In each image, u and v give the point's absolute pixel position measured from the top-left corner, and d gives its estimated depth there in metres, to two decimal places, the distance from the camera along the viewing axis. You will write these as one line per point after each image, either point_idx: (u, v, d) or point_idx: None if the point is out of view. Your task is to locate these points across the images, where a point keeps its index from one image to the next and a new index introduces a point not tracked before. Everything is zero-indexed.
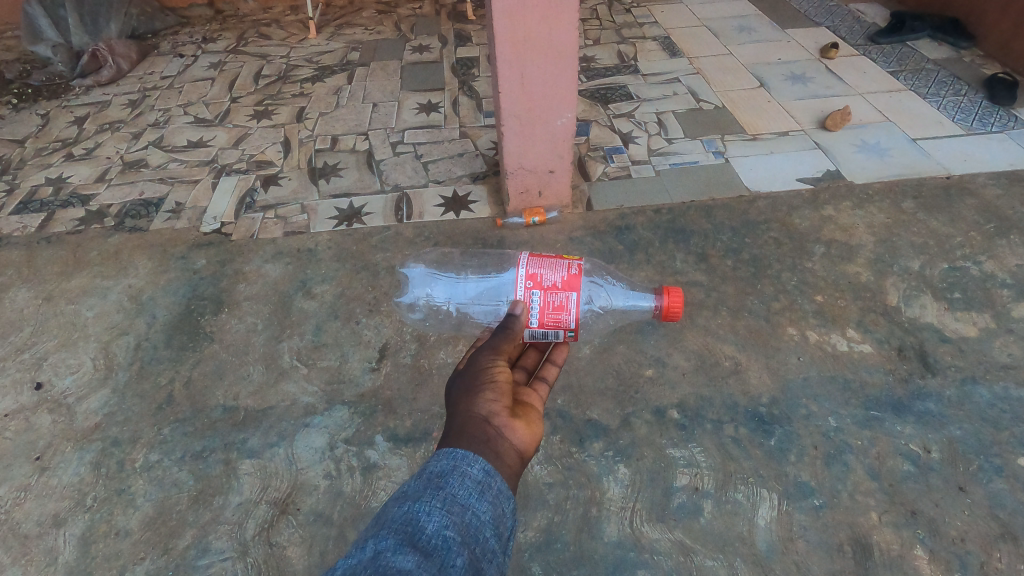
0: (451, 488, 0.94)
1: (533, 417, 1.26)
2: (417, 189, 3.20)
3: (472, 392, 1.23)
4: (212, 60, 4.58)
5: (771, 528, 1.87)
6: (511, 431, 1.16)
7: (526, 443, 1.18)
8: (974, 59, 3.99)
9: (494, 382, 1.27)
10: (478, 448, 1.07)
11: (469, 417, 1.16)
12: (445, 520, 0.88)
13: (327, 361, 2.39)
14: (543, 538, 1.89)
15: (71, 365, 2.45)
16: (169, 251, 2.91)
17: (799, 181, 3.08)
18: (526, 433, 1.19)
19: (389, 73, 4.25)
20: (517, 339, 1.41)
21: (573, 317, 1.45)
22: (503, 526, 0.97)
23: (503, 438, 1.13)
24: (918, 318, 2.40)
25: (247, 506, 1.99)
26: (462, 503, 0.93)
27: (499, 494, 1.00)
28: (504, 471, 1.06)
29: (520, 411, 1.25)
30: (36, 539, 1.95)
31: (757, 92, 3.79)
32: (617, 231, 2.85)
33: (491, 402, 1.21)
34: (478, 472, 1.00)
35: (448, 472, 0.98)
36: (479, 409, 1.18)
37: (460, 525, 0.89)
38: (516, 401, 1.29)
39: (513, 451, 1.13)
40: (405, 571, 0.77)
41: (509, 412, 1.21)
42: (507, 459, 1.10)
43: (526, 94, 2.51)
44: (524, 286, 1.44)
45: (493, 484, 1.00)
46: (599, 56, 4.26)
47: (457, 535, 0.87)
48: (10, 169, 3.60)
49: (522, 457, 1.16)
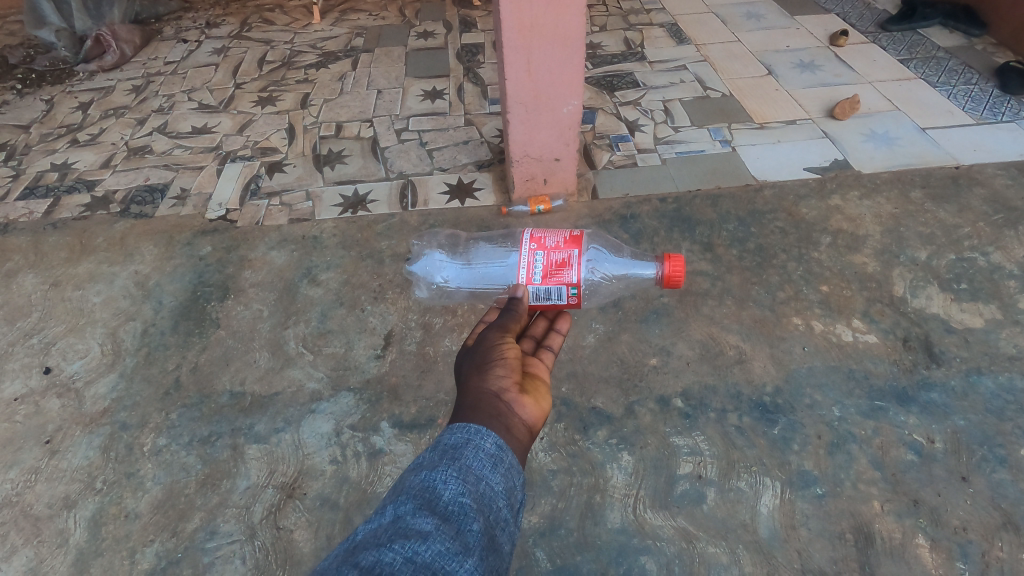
0: (466, 460, 0.95)
1: (543, 392, 1.28)
2: (422, 176, 3.19)
3: (483, 369, 1.24)
4: (216, 45, 4.55)
5: (774, 516, 1.88)
6: (521, 407, 1.17)
7: (535, 417, 1.20)
8: (986, 48, 3.94)
9: (504, 359, 1.29)
10: (490, 421, 1.08)
11: (481, 392, 1.17)
12: (460, 488, 0.90)
13: (333, 348, 2.40)
14: (547, 524, 1.90)
15: (79, 350, 2.47)
16: (175, 237, 2.92)
17: (807, 170, 3.06)
18: (536, 407, 1.21)
19: (394, 59, 4.22)
20: (522, 318, 1.49)
21: (576, 273, 1.51)
22: (515, 497, 0.97)
23: (513, 413, 1.15)
24: (924, 309, 2.40)
25: (255, 490, 2.02)
26: (476, 474, 0.94)
27: (511, 467, 1.01)
28: (516, 444, 1.08)
29: (529, 386, 1.26)
30: (47, 521, 1.98)
31: (765, 80, 3.75)
32: (623, 220, 2.85)
33: (502, 378, 1.22)
34: (491, 446, 1.01)
35: (462, 445, 0.98)
36: (490, 384, 1.20)
37: (475, 494, 0.91)
38: (525, 376, 1.31)
39: (523, 426, 1.14)
40: (424, 533, 0.80)
41: (519, 387, 1.22)
42: (518, 433, 1.11)
43: (532, 81, 2.48)
44: (528, 247, 1.53)
45: (506, 457, 1.01)
46: (605, 43, 4.21)
47: (473, 503, 0.89)
48: (16, 155, 3.60)
49: (532, 432, 1.18)
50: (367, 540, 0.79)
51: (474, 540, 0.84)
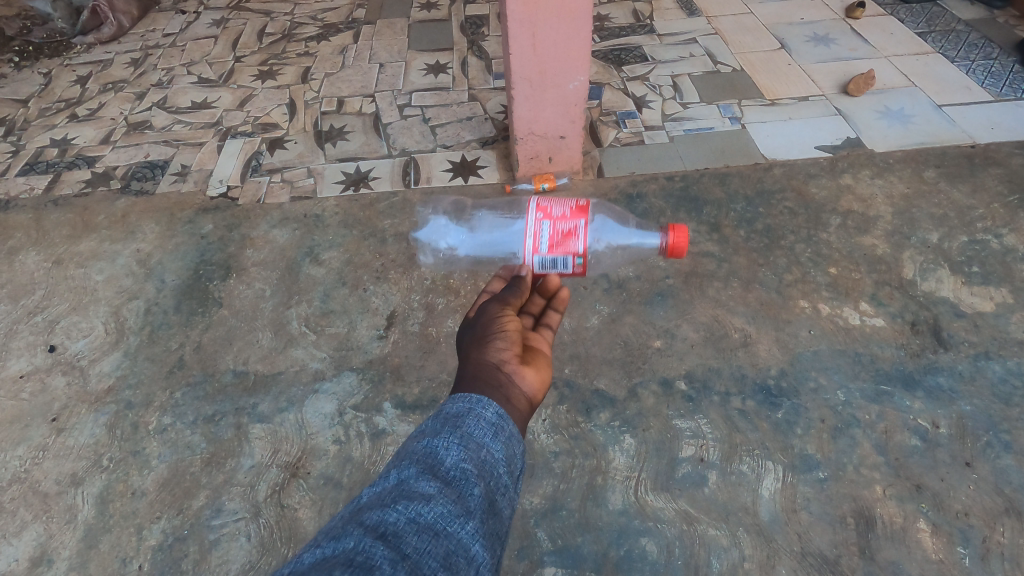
0: (467, 427, 0.94)
1: (543, 364, 1.26)
2: (426, 153, 3.14)
3: (483, 341, 1.23)
4: (214, 17, 4.44)
5: (775, 499, 1.88)
6: (521, 378, 1.16)
7: (536, 389, 1.19)
8: (1008, 21, 3.80)
9: (504, 332, 1.26)
10: (491, 392, 1.07)
11: (480, 364, 1.16)
12: (462, 454, 0.89)
13: (335, 328, 2.40)
14: (549, 505, 1.91)
15: (83, 329, 2.47)
16: (176, 215, 2.90)
17: (818, 148, 2.98)
18: (536, 379, 1.19)
19: (397, 31, 4.12)
20: (524, 293, 1.45)
21: (582, 244, 1.44)
22: (516, 465, 0.96)
23: (514, 384, 1.14)
24: (934, 292, 2.36)
25: (259, 468, 2.03)
26: (478, 441, 0.92)
27: (512, 436, 0.99)
28: (515, 414, 1.07)
29: (530, 358, 1.24)
30: (56, 497, 2.01)
31: (778, 55, 3.64)
32: (628, 199, 2.80)
33: (502, 350, 1.21)
34: (492, 415, 0.99)
35: (464, 413, 0.97)
36: (490, 357, 1.19)
37: (477, 460, 0.89)
38: (525, 348, 1.28)
39: (523, 398, 1.14)
40: (427, 495, 0.81)
41: (520, 359, 1.21)
42: (518, 404, 1.10)
43: (538, 56, 2.41)
44: (535, 216, 1.45)
45: (507, 427, 0.99)
46: (613, 14, 4.09)
47: (475, 468, 0.88)
48: (15, 131, 3.56)
49: (532, 404, 1.17)
50: (371, 502, 0.80)
51: (475, 504, 0.83)
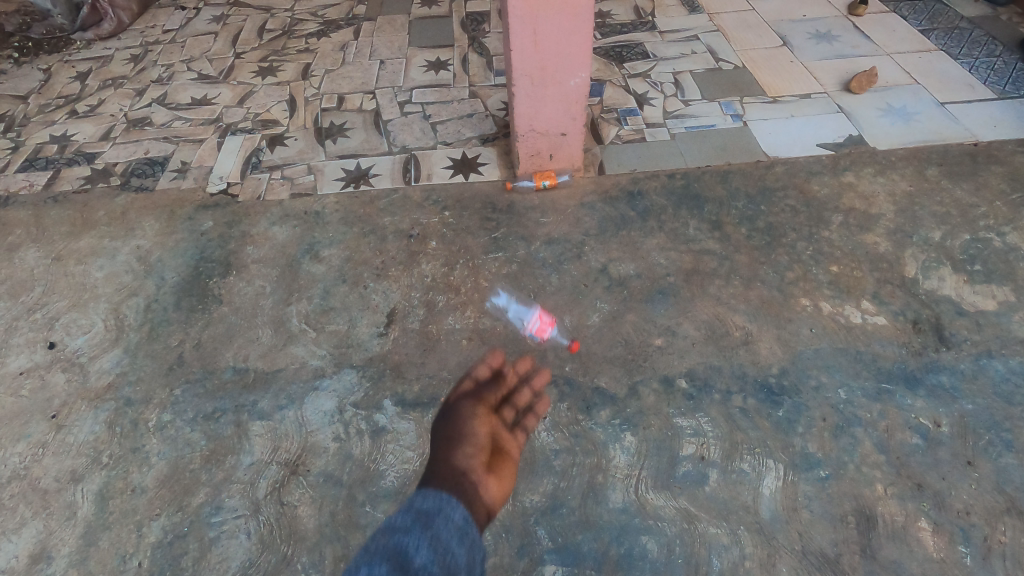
0: (435, 528, 1.15)
1: (506, 477, 1.51)
2: (426, 150, 3.13)
3: (453, 445, 1.51)
4: (214, 13, 4.43)
5: (776, 497, 1.88)
6: (484, 488, 1.40)
7: (496, 496, 1.43)
8: (1012, 18, 3.78)
9: (474, 439, 1.55)
10: (455, 496, 1.29)
11: (449, 472, 1.39)
12: (429, 556, 1.08)
13: (335, 325, 2.39)
14: (549, 503, 1.91)
15: (83, 326, 2.47)
16: (176, 212, 2.89)
17: (820, 146, 2.97)
18: (496, 488, 1.44)
19: (397, 27, 4.10)
20: (498, 392, 1.78)
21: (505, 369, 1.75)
22: (475, 566, 1.15)
23: (478, 493, 1.36)
24: (936, 291, 2.35)
25: (259, 466, 2.03)
26: (443, 542, 1.13)
27: (473, 539, 1.20)
28: (476, 516, 1.28)
29: (494, 472, 1.49)
30: (56, 494, 2.01)
31: (780, 52, 3.62)
32: (629, 197, 2.79)
33: (468, 457, 1.47)
34: (458, 519, 1.21)
35: (431, 512, 1.19)
36: (459, 463, 1.45)
37: (442, 562, 1.08)
38: (493, 455, 1.56)
39: (485, 505, 1.37)
40: None
41: (484, 468, 1.46)
42: (479, 508, 1.33)
43: (539, 53, 2.40)
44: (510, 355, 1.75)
45: (469, 531, 1.20)
46: (615, 11, 4.07)
47: (438, 567, 1.07)
48: (14, 127, 3.55)
49: (492, 509, 1.40)
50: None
51: None
